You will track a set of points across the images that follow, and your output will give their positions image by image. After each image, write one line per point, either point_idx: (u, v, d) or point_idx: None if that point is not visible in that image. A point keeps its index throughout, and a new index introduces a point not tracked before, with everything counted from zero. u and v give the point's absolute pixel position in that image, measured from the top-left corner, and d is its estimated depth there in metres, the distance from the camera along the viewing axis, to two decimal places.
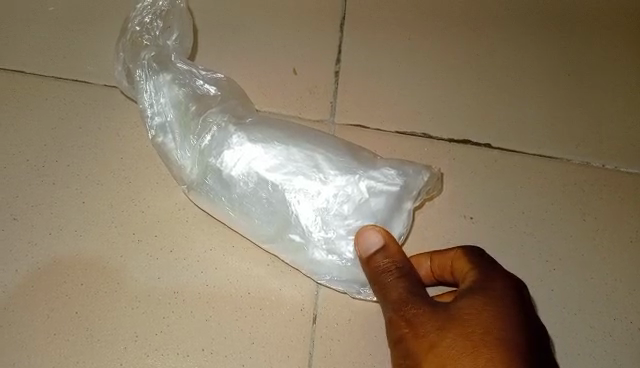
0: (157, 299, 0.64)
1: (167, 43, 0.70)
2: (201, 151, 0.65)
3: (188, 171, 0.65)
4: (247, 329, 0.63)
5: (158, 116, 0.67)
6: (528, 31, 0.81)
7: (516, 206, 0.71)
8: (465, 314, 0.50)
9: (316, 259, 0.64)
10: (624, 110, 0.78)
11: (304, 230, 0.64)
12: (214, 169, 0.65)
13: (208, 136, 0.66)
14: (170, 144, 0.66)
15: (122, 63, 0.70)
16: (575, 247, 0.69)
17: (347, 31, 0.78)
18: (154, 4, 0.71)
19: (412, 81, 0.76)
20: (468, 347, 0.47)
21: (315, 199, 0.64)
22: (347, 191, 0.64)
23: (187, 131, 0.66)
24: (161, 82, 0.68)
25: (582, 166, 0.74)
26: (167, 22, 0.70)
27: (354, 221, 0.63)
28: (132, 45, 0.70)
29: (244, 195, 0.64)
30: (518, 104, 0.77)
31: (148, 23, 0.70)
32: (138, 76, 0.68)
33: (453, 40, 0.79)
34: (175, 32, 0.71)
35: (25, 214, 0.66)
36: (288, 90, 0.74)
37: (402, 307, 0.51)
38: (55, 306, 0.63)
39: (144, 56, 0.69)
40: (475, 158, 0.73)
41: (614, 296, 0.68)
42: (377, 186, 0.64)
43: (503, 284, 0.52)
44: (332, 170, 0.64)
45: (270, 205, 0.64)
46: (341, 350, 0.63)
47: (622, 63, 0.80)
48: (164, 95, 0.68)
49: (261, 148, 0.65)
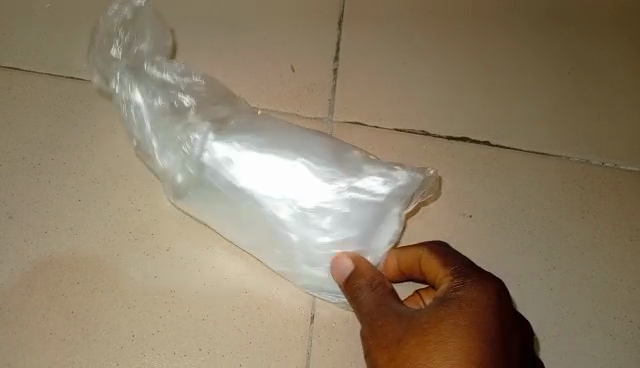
0: (153, 299, 0.63)
1: (140, 48, 0.70)
2: (182, 158, 0.64)
3: (171, 177, 0.65)
4: (244, 328, 0.63)
5: (140, 121, 0.67)
6: (529, 28, 0.80)
7: (516, 204, 0.70)
8: (426, 325, 0.50)
9: (302, 271, 0.62)
10: (624, 108, 0.77)
11: (286, 238, 0.62)
12: (198, 175, 0.63)
13: (190, 140, 0.64)
14: (157, 151, 0.65)
15: (99, 74, 0.71)
16: (575, 246, 0.69)
17: (344, 29, 0.77)
18: (119, 11, 0.71)
19: (410, 79, 0.76)
20: (421, 358, 0.47)
21: (297, 211, 0.61)
22: (330, 201, 0.61)
23: (170, 136, 0.65)
24: (140, 87, 0.68)
25: (581, 164, 0.73)
26: (137, 27, 0.71)
27: (339, 230, 0.61)
28: (115, 47, 0.70)
29: (227, 200, 0.63)
30: (518, 101, 0.76)
31: (116, 31, 0.71)
32: (114, 85, 0.69)
33: (453, 37, 0.78)
34: (146, 35, 0.71)
35: (21, 212, 0.66)
36: (287, 88, 0.73)
37: (369, 319, 0.52)
38: (51, 306, 0.62)
39: (116, 65, 0.70)
40: (474, 157, 0.72)
41: (615, 294, 0.67)
42: (360, 195, 0.61)
43: (470, 291, 0.51)
44: (313, 180, 0.61)
45: (250, 216, 0.62)
46: (339, 350, 0.63)
47: (623, 60, 0.80)
48: (145, 99, 0.67)
49: (244, 154, 0.62)
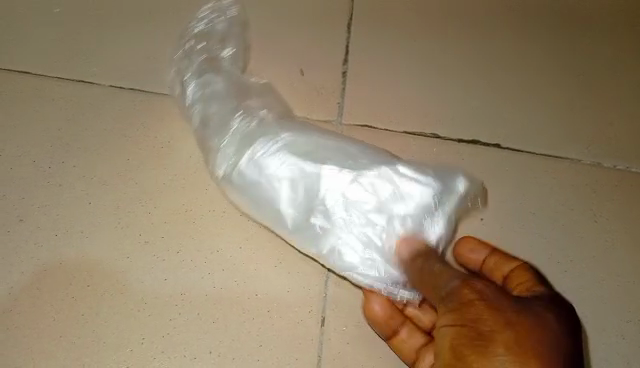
0: (164, 301, 0.63)
1: (221, 52, 0.74)
2: (242, 137, 0.67)
3: (224, 166, 0.66)
4: (255, 330, 0.62)
5: (201, 111, 0.70)
6: (538, 30, 0.80)
7: (527, 207, 0.70)
8: (532, 305, 0.50)
9: (341, 245, 0.63)
10: (635, 109, 0.77)
11: (329, 216, 0.64)
12: (265, 169, 0.64)
13: (252, 122, 0.68)
14: (227, 153, 0.67)
15: (176, 66, 0.74)
16: (586, 249, 0.68)
17: (353, 33, 0.77)
18: (218, 16, 0.76)
19: (420, 82, 0.76)
20: (541, 327, 0.47)
21: (345, 184, 0.64)
22: (380, 179, 0.64)
23: (239, 141, 0.67)
24: (208, 82, 0.72)
25: (592, 166, 0.72)
26: (224, 33, 0.75)
27: (394, 227, 0.63)
28: (190, 53, 0.74)
29: (303, 187, 0.64)
30: (528, 104, 0.76)
31: (205, 31, 0.76)
32: (187, 77, 0.73)
33: (462, 39, 0.78)
34: (230, 43, 0.75)
35: (31, 215, 0.66)
36: (296, 92, 0.73)
37: (469, 281, 0.51)
38: (61, 308, 0.62)
39: (195, 59, 0.74)
40: (484, 160, 0.72)
41: (628, 298, 0.66)
42: (412, 179, 0.64)
43: (549, 289, 0.54)
44: (366, 160, 0.65)
45: (299, 190, 0.64)
46: (350, 353, 0.63)
47: (633, 63, 0.79)
48: (213, 95, 0.71)
49: (315, 152, 0.65)
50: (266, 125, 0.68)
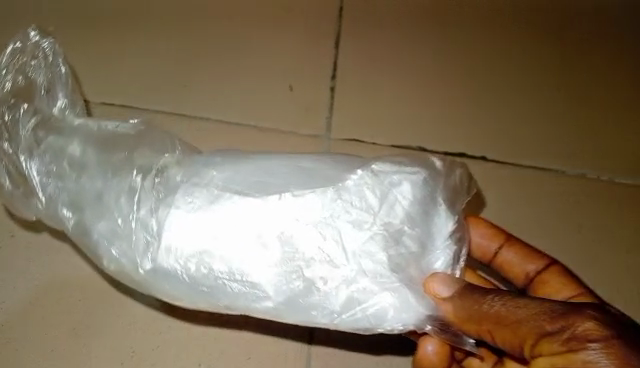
0: (153, 314, 0.63)
1: (55, 114, 0.63)
2: (130, 231, 0.54)
3: (133, 268, 0.54)
4: (242, 344, 0.62)
5: (74, 213, 0.57)
6: (509, 43, 0.78)
7: (519, 211, 0.69)
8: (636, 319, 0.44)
9: (367, 310, 0.50)
10: (615, 122, 0.74)
11: (324, 277, 0.51)
12: (214, 249, 0.51)
13: (139, 208, 0.54)
14: (148, 254, 0.53)
15: (10, 178, 0.61)
16: (572, 260, 0.67)
17: (341, 48, 0.76)
18: (15, 81, 0.63)
19: (404, 93, 0.74)
20: None
21: (327, 229, 0.51)
22: (359, 209, 0.51)
23: (147, 230, 0.53)
24: (63, 183, 0.58)
25: (575, 179, 0.70)
26: (39, 102, 0.63)
27: (401, 241, 0.51)
28: (12, 152, 0.61)
29: (283, 243, 0.51)
30: (508, 122, 0.73)
31: (8, 120, 0.62)
32: (35, 181, 0.60)
33: (445, 49, 0.77)
34: (59, 96, 0.64)
35: (24, 229, 0.66)
36: (284, 105, 0.73)
37: (570, 314, 0.43)
38: (51, 323, 0.62)
39: (24, 161, 0.60)
40: (474, 169, 0.70)
41: (619, 302, 0.65)
42: (393, 191, 0.51)
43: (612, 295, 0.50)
44: (327, 193, 0.51)
45: (265, 249, 0.51)
46: (338, 363, 0.62)
47: (609, 70, 0.77)
48: (80, 187, 0.57)
49: (256, 187, 0.53)
50: (170, 188, 0.54)
